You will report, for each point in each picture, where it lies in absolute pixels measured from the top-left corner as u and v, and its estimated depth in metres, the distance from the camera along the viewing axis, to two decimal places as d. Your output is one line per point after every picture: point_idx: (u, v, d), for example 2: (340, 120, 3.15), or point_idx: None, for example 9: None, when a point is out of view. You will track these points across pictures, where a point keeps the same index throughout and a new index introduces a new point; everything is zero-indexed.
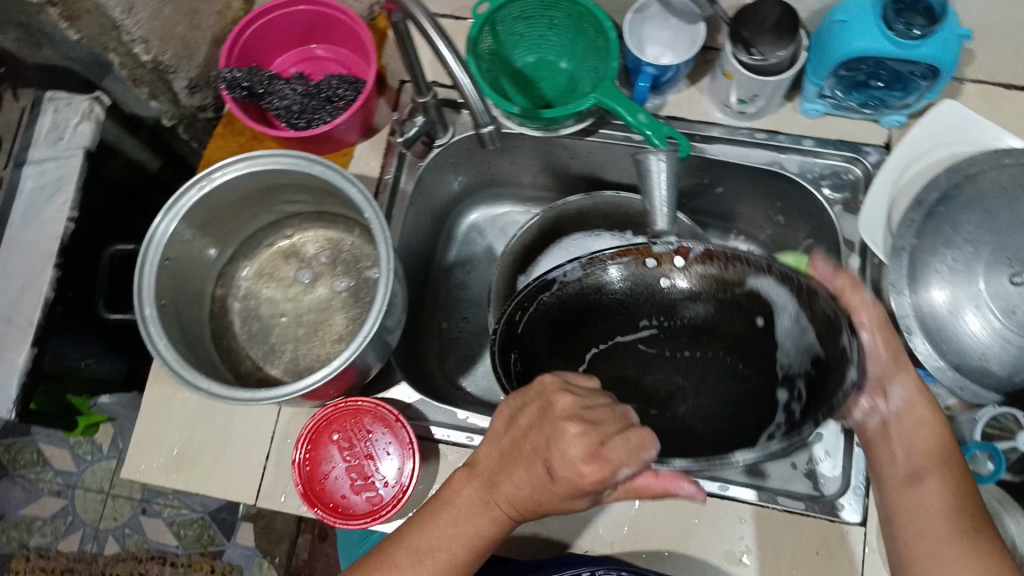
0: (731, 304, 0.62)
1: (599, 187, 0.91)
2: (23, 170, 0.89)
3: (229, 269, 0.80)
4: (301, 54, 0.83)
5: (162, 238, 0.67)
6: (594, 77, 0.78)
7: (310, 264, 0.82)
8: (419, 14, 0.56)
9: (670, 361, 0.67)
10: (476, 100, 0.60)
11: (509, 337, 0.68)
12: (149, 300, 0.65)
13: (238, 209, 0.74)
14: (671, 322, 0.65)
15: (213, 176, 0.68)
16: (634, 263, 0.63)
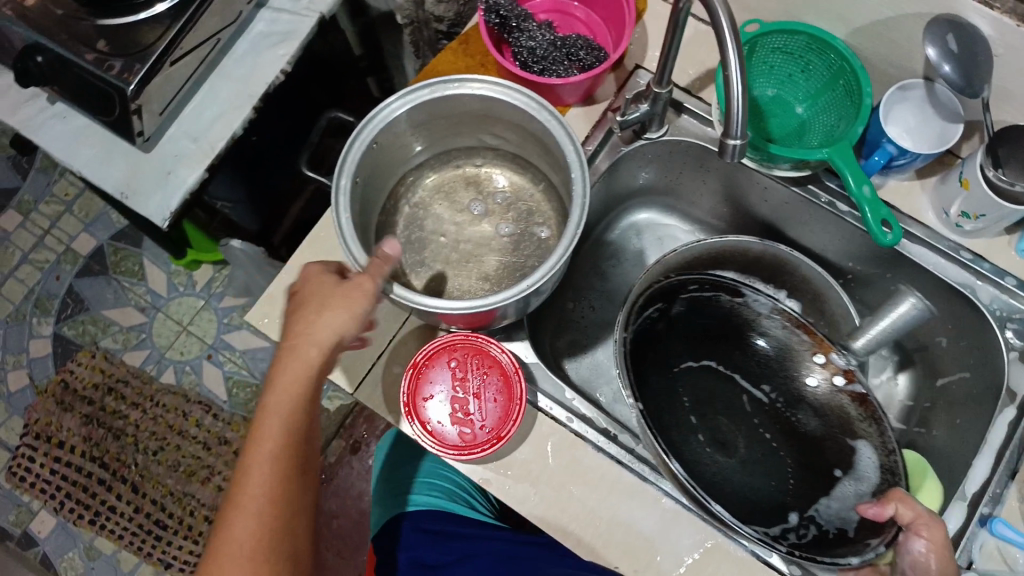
0: (832, 441, 0.78)
1: (774, 237, 0.90)
2: (260, 12, 0.92)
3: (415, 172, 0.83)
4: (556, 4, 0.83)
5: (381, 119, 0.71)
6: (828, 133, 0.77)
7: (486, 198, 0.84)
8: (721, 17, 0.56)
9: (750, 425, 0.82)
10: (737, 123, 0.58)
11: (669, 291, 0.80)
12: (347, 172, 0.68)
13: (456, 123, 0.78)
14: (780, 402, 0.82)
15: (452, 88, 0.72)
16: (798, 348, 0.82)
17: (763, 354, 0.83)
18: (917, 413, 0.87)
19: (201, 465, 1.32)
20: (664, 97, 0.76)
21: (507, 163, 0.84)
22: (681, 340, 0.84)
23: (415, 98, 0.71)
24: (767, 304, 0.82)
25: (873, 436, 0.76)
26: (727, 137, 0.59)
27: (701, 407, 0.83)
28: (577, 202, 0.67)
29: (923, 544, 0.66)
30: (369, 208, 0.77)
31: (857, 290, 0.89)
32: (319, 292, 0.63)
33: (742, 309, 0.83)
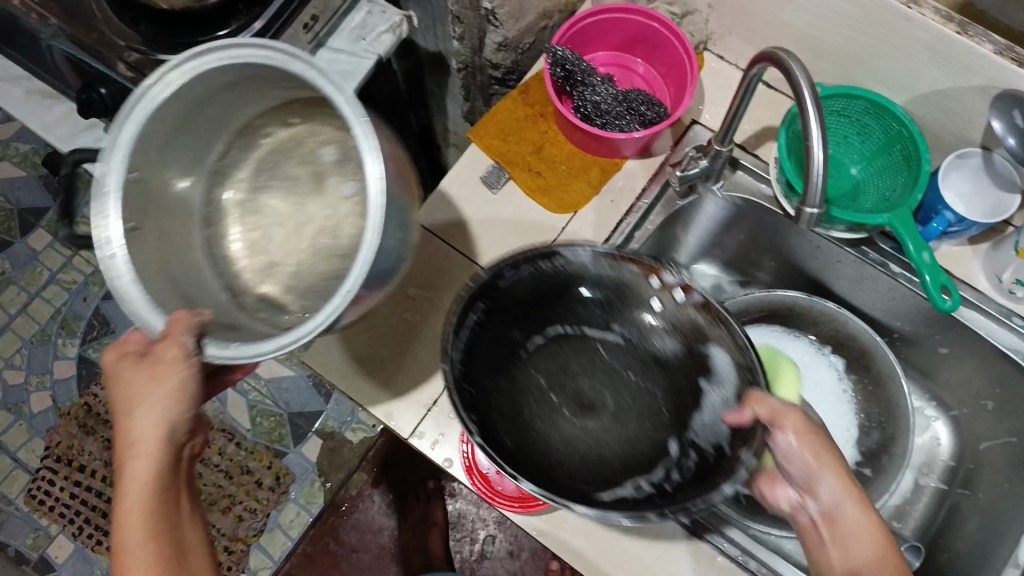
0: (688, 352, 0.68)
1: (821, 294, 0.91)
2: (319, 51, 0.93)
3: (223, 160, 0.71)
4: (616, 59, 0.86)
5: (107, 165, 0.56)
6: (883, 199, 0.78)
7: (303, 163, 0.72)
8: (804, 86, 0.57)
9: (612, 374, 0.72)
10: (815, 189, 0.59)
11: (488, 287, 0.65)
12: (117, 232, 0.56)
13: (199, 110, 0.64)
14: (633, 338, 0.71)
15: (167, 74, 0.58)
16: (634, 278, 0.67)
17: (589, 288, 0.69)
18: (962, 474, 0.87)
19: (223, 494, 1.36)
20: (724, 154, 0.77)
21: (306, 116, 0.71)
22: (513, 322, 0.69)
23: (153, 95, 0.57)
24: (588, 254, 0.65)
25: (726, 337, 0.63)
26: (802, 205, 0.60)
27: (536, 354, 0.72)
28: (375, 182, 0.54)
29: (789, 436, 0.58)
30: (172, 222, 0.65)
31: (901, 349, 0.90)
32: (128, 378, 0.56)
33: (570, 270, 0.67)
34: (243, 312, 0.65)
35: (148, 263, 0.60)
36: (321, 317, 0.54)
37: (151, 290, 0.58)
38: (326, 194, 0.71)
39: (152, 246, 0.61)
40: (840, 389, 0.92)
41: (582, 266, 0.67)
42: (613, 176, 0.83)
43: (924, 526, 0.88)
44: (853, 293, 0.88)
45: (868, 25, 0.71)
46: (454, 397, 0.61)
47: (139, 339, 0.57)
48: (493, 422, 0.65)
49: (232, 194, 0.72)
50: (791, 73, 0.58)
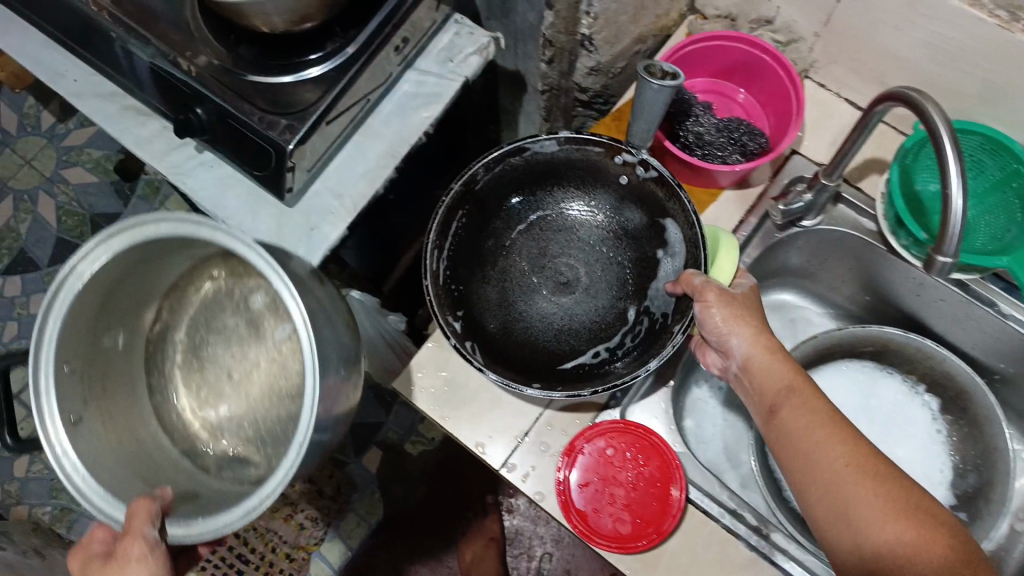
0: (647, 224, 0.77)
1: (917, 331, 0.88)
2: (406, 72, 0.93)
3: (160, 327, 0.80)
4: (712, 88, 0.83)
5: (49, 344, 0.65)
6: (996, 238, 0.76)
7: (236, 312, 0.79)
8: (942, 128, 0.56)
9: (585, 249, 0.79)
10: (953, 231, 0.57)
11: (465, 193, 0.76)
12: (52, 417, 0.65)
13: (113, 297, 0.72)
14: (610, 216, 0.79)
15: (89, 251, 0.66)
16: (599, 160, 0.77)
17: (571, 172, 0.79)
18: None
19: (285, 502, 1.31)
20: (830, 189, 0.75)
21: (234, 274, 0.79)
22: (491, 210, 0.79)
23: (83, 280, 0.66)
24: (553, 143, 0.76)
25: (679, 213, 0.74)
26: (937, 253, 0.58)
27: (523, 237, 0.79)
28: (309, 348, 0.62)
29: (707, 303, 0.68)
30: (115, 412, 0.73)
31: (1001, 390, 0.86)
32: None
33: (538, 158, 0.77)
34: (206, 475, 0.75)
35: (98, 438, 0.70)
36: (274, 481, 0.60)
37: (103, 473, 0.67)
38: (264, 339, 0.78)
39: (100, 427, 0.71)
40: (932, 430, 0.89)
41: (550, 152, 0.77)
42: (708, 207, 0.80)
43: None
44: (953, 331, 0.85)
45: (994, 62, 0.67)
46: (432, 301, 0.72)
47: (105, 534, 0.62)
48: (475, 313, 0.75)
49: (174, 363, 0.80)
50: (926, 115, 0.57)
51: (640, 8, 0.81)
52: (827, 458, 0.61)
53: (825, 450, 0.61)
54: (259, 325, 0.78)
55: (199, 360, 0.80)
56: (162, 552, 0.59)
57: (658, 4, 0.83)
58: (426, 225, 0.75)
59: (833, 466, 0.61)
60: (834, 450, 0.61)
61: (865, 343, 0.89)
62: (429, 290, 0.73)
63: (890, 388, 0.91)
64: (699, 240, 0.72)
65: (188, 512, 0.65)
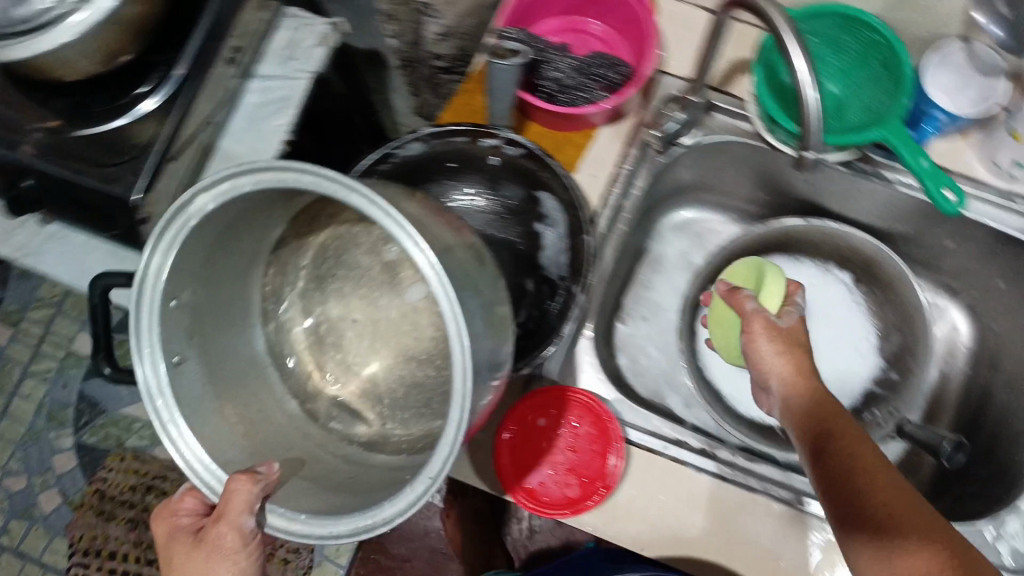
0: (521, 199, 0.77)
1: (816, 214, 0.89)
2: (249, 82, 0.86)
3: (285, 252, 0.68)
4: (567, 25, 0.80)
5: (155, 293, 0.53)
6: (867, 110, 0.75)
7: (371, 252, 0.69)
8: (787, 31, 0.54)
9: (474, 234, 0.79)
10: (813, 126, 0.57)
11: None
12: (152, 355, 0.54)
13: (223, 244, 0.59)
14: (492, 195, 0.78)
15: (203, 199, 0.52)
16: (466, 147, 0.74)
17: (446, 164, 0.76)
18: (987, 356, 0.87)
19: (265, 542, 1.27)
20: (699, 103, 0.76)
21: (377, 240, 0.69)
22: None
23: (186, 231, 0.52)
24: (419, 143, 0.72)
25: (553, 180, 0.72)
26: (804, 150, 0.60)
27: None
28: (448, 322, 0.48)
29: (750, 304, 0.76)
30: (231, 370, 0.62)
31: (903, 249, 0.89)
32: (182, 560, 0.56)
33: (408, 161, 0.73)
34: (315, 425, 0.65)
35: (202, 387, 0.58)
36: (400, 502, 0.50)
37: (215, 442, 0.57)
38: (399, 288, 0.69)
39: (225, 407, 0.59)
40: (851, 303, 0.91)
41: (414, 151, 0.73)
42: (587, 151, 0.80)
43: (957, 415, 0.87)
44: (851, 207, 0.86)
45: None
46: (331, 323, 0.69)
47: (194, 502, 0.60)
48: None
49: (295, 290, 0.69)
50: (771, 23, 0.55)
51: None
52: (856, 433, 0.63)
53: (846, 422, 0.64)
54: (395, 271, 0.69)
55: (323, 299, 0.70)
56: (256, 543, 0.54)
57: None
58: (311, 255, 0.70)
59: (860, 439, 0.62)
60: (852, 425, 0.64)
61: (769, 239, 0.90)
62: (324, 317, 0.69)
63: (804, 272, 0.92)
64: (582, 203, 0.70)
65: (305, 497, 0.56)
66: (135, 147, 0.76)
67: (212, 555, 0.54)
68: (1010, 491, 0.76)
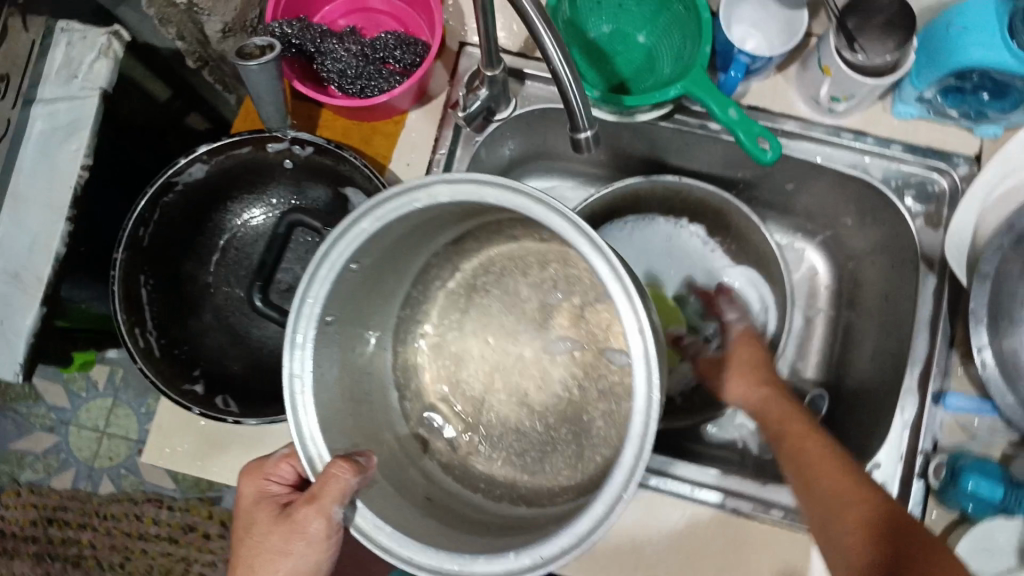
0: (328, 200, 0.72)
1: (660, 170, 0.85)
2: (32, 109, 0.80)
3: (455, 249, 0.65)
4: (354, 4, 0.75)
5: (321, 270, 0.51)
6: (677, 58, 0.72)
7: (535, 286, 0.66)
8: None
9: (294, 244, 0.73)
10: (576, 101, 0.54)
11: (135, 254, 0.67)
12: (309, 319, 0.52)
13: (416, 231, 0.58)
14: (294, 200, 0.74)
15: (437, 187, 0.50)
16: (254, 156, 0.70)
17: (235, 181, 0.72)
18: (845, 294, 0.85)
19: (176, 560, 1.23)
20: (498, 77, 0.69)
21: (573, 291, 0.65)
22: (175, 254, 0.71)
23: (404, 211, 0.51)
24: (199, 164, 0.68)
25: (353, 171, 0.68)
26: (576, 132, 0.56)
27: (220, 266, 0.73)
28: (638, 373, 0.46)
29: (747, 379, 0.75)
30: (361, 364, 0.59)
31: (752, 193, 0.86)
32: (262, 527, 0.57)
33: (192, 187, 0.69)
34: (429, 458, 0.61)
35: (335, 362, 0.55)
36: (497, 566, 0.46)
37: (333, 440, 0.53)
38: (545, 331, 0.66)
39: (348, 404, 0.56)
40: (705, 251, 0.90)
41: (199, 174, 0.69)
42: (399, 137, 0.75)
43: (825, 355, 0.86)
44: (688, 161, 0.83)
45: None
46: (152, 372, 0.64)
47: (290, 472, 0.60)
48: (214, 362, 0.69)
49: (452, 286, 0.67)
50: None
51: None
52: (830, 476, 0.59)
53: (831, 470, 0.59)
54: (550, 315, 0.66)
55: (465, 311, 0.66)
56: (341, 529, 0.53)
57: None
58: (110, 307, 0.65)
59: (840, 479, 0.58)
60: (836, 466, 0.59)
61: (615, 201, 0.83)
62: (147, 367, 0.64)
63: (658, 229, 0.89)
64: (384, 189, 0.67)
65: (408, 520, 0.52)
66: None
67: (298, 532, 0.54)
68: (874, 443, 0.71)
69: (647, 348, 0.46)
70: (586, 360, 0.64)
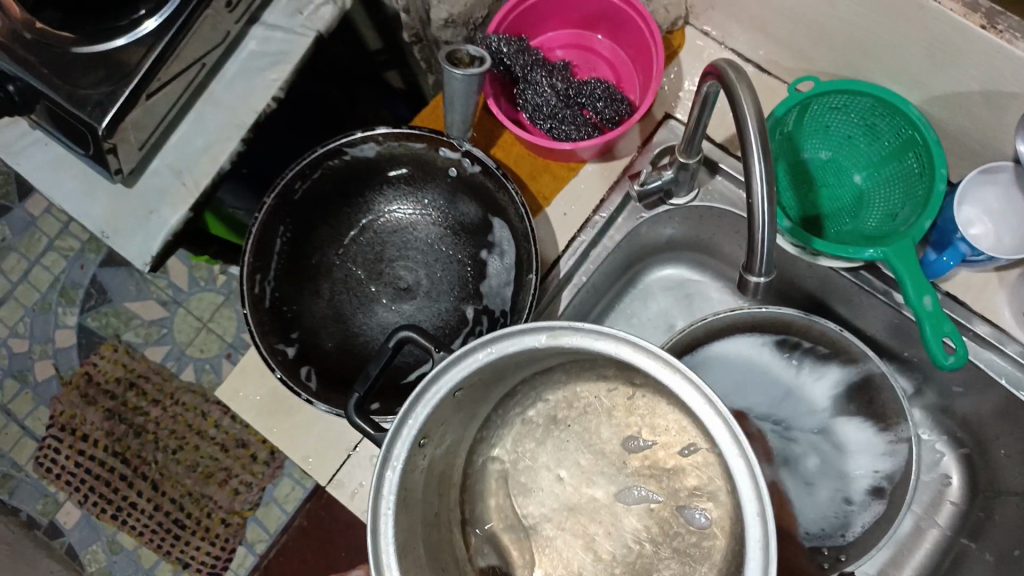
0: (475, 221, 0.71)
1: (822, 312, 0.77)
2: (253, 28, 0.83)
3: (540, 377, 0.60)
4: (576, 39, 0.72)
5: (431, 397, 0.49)
6: (889, 215, 0.64)
7: (614, 428, 0.60)
8: (743, 104, 0.45)
9: (427, 248, 0.72)
10: (759, 241, 0.47)
11: (282, 203, 0.68)
12: (405, 440, 0.49)
13: (519, 362, 0.54)
14: (444, 207, 0.72)
15: (563, 333, 0.49)
16: (424, 154, 0.69)
17: (396, 171, 0.71)
18: (970, 522, 0.75)
19: (218, 467, 1.27)
20: (691, 166, 0.64)
21: (659, 438, 0.58)
22: (317, 220, 0.71)
23: (521, 348, 0.50)
24: (372, 145, 0.68)
25: (510, 206, 0.66)
26: (747, 272, 0.49)
27: (351, 243, 0.73)
28: (754, 574, 0.45)
29: None
30: (443, 461, 0.56)
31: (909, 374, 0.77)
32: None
33: (358, 162, 0.70)
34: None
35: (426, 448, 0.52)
36: None
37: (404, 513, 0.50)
38: (621, 475, 0.59)
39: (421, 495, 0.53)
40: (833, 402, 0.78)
41: (367, 151, 0.69)
42: (568, 184, 0.71)
43: None
44: (853, 319, 0.74)
45: (877, 10, 0.54)
46: (253, 323, 0.65)
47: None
48: (311, 332, 0.69)
49: (535, 415, 0.60)
50: (731, 91, 0.46)
51: None
52: None
53: None
54: (626, 462, 0.60)
55: (540, 442, 0.60)
56: None
57: None
58: (241, 248, 0.66)
59: None
60: None
61: (767, 322, 0.75)
62: (250, 314, 0.65)
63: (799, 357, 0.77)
64: (532, 236, 0.64)
65: None
66: (115, 73, 0.74)
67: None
68: None
69: (765, 536, 0.45)
70: (662, 516, 0.58)
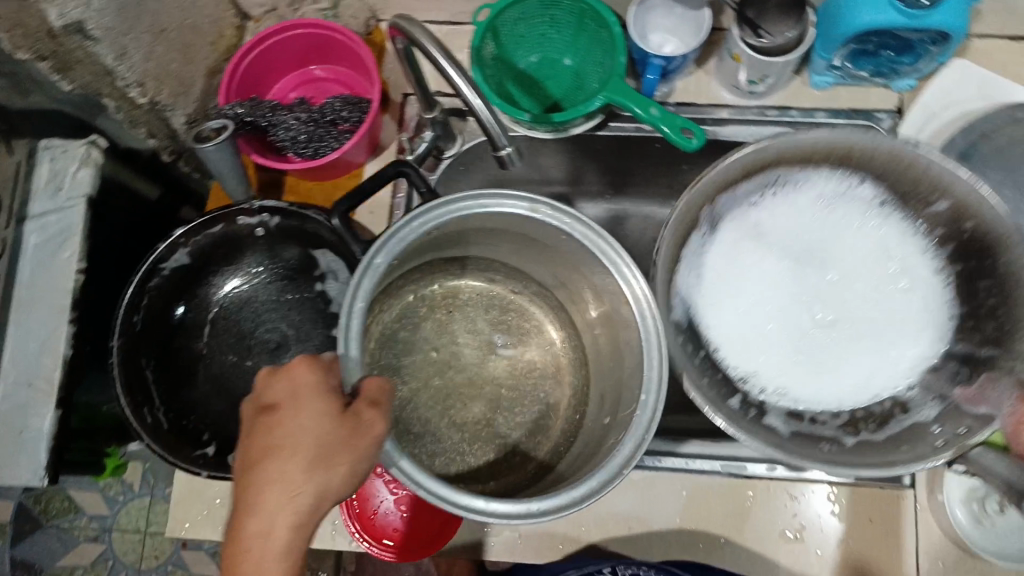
0: (300, 259, 0.78)
1: (616, 178, 0.89)
2: (26, 226, 0.86)
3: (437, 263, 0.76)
4: (300, 77, 0.82)
5: (423, 222, 0.61)
6: (599, 71, 0.77)
7: (490, 324, 0.81)
8: (422, 39, 0.57)
9: (275, 302, 0.79)
10: (490, 124, 0.58)
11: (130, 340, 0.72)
12: (391, 248, 0.60)
13: (464, 234, 0.69)
14: (270, 264, 0.79)
15: (542, 208, 0.62)
16: (227, 232, 0.75)
17: (209, 258, 0.77)
18: None
19: None
20: (439, 118, 0.74)
21: (517, 336, 0.81)
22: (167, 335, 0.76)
23: (503, 209, 0.62)
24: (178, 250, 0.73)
25: (319, 229, 0.73)
26: (497, 151, 0.60)
27: (212, 337, 0.78)
28: (650, 316, 0.61)
29: None
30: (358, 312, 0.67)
31: None
32: (313, 416, 0.50)
33: (175, 272, 0.75)
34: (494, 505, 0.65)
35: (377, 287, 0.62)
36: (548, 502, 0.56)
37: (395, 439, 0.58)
38: (480, 360, 0.81)
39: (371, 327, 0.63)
40: (887, 275, 0.66)
41: (176, 257, 0.74)
42: (359, 191, 0.80)
43: None
44: (637, 167, 0.86)
45: None
46: (160, 446, 0.68)
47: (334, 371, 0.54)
48: (221, 426, 0.75)
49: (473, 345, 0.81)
50: (411, 35, 0.58)
51: (184, 47, 0.79)
52: None
53: None
54: (497, 358, 0.81)
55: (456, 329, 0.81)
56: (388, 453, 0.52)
57: (202, 36, 0.81)
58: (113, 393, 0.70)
59: None
60: None
61: (820, 158, 0.63)
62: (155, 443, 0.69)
63: (833, 223, 0.67)
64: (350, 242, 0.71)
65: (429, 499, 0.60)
66: None
67: (360, 435, 0.50)
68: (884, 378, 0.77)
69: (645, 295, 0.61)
70: (552, 378, 0.80)
